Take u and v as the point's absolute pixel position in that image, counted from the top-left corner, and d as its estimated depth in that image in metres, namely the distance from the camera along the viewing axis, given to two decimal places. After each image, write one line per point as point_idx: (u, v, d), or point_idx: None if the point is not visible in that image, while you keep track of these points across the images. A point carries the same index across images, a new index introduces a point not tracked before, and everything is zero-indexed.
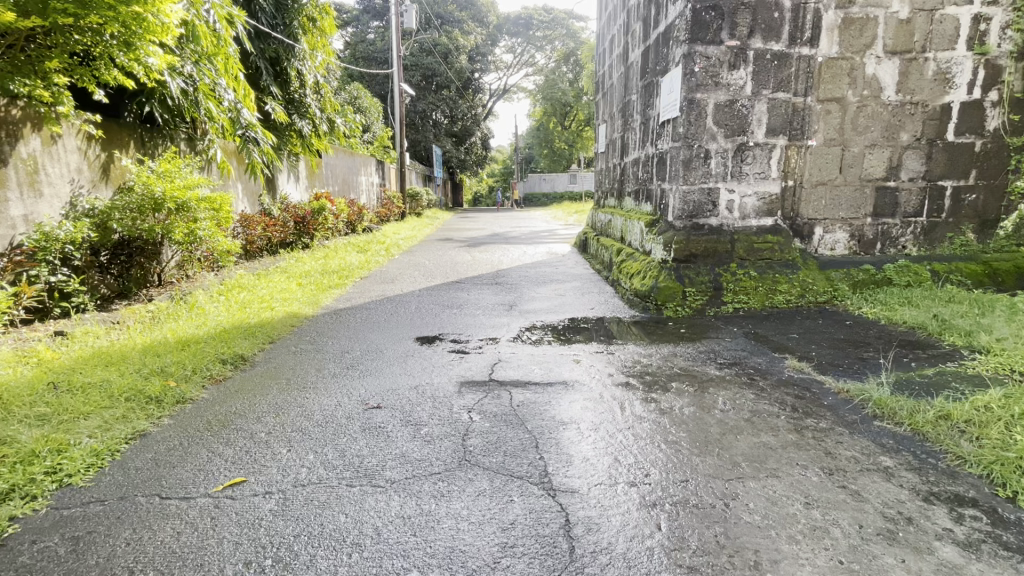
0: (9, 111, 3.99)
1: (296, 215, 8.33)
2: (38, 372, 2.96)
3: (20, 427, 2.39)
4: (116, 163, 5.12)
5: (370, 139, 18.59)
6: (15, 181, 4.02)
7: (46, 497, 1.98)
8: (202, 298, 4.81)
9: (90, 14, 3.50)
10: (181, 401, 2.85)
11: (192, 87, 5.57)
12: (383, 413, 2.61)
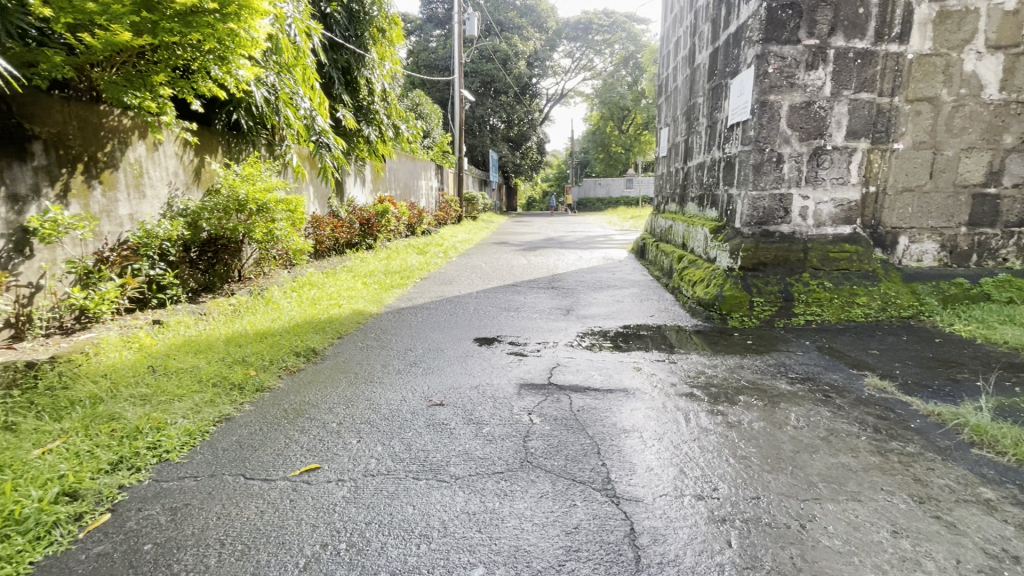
0: (120, 121, 4.43)
1: (361, 217, 8.71)
2: (140, 356, 3.28)
3: (127, 405, 2.65)
4: (206, 167, 5.57)
5: (430, 145, 19.17)
6: (123, 183, 4.47)
7: (148, 469, 2.18)
8: (277, 293, 5.13)
9: (192, 33, 3.85)
10: (261, 389, 3.06)
11: (274, 96, 5.97)
12: (446, 411, 2.69)
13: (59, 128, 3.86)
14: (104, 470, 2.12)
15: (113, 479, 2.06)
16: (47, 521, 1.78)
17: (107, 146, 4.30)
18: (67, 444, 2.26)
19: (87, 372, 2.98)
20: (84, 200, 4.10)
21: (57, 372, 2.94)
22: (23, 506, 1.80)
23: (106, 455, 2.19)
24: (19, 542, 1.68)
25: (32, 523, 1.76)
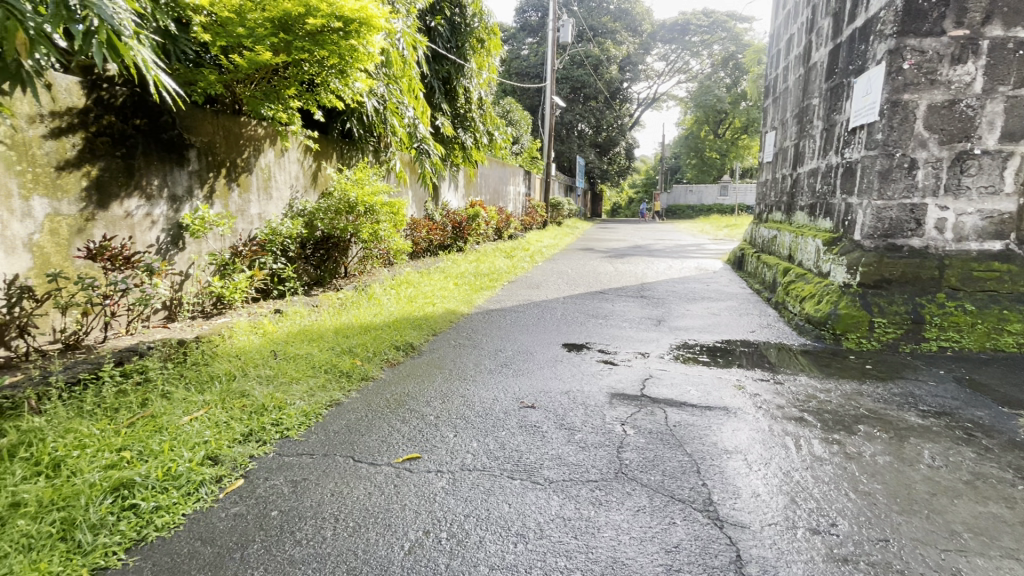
0: (256, 131, 4.99)
1: (454, 221, 9.06)
2: (265, 341, 3.66)
3: (256, 384, 2.99)
4: (322, 171, 6.11)
5: (519, 150, 19.48)
6: (255, 186, 5.02)
7: (272, 443, 2.47)
8: (378, 290, 5.48)
9: (319, 50, 4.26)
10: (366, 378, 3.30)
11: (383, 107, 6.41)
12: (537, 414, 2.71)
13: (209, 138, 4.43)
14: (238, 440, 2.44)
15: (245, 449, 2.37)
16: (195, 481, 2.12)
17: (245, 153, 4.86)
18: (209, 414, 2.62)
19: (224, 352, 3.39)
20: (225, 201, 4.66)
21: (200, 349, 3.39)
22: (178, 464, 2.17)
23: (240, 428, 2.51)
24: (175, 496, 2.03)
25: (185, 481, 2.12)
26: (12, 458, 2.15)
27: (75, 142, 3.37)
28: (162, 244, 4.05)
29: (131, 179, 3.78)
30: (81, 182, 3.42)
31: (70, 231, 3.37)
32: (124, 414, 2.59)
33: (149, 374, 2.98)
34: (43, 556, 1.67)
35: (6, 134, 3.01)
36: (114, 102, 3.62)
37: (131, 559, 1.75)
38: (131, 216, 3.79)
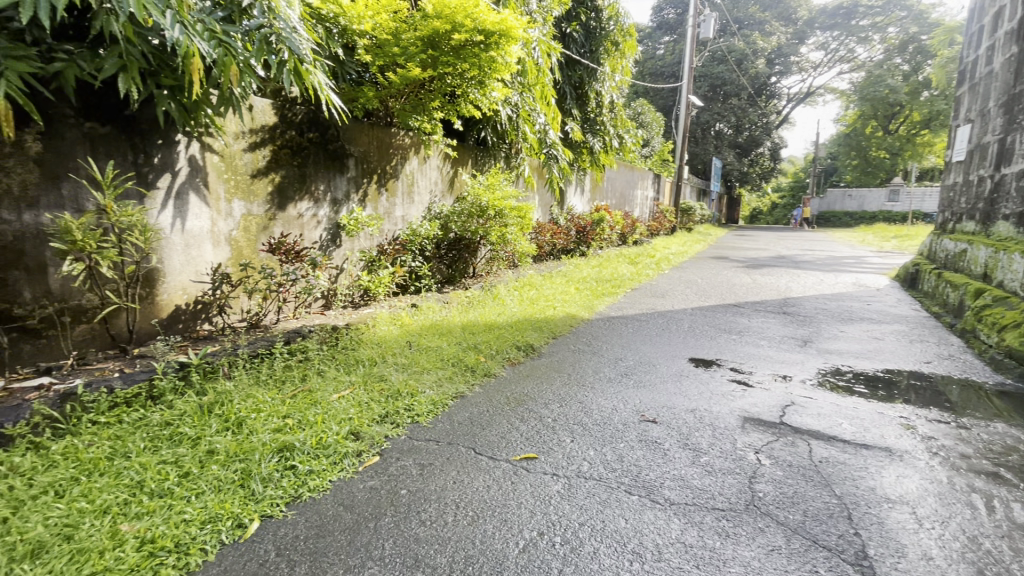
0: (404, 140, 5.50)
1: (578, 225, 9.07)
2: (402, 332, 4.02)
3: (394, 370, 3.31)
4: (458, 177, 6.52)
5: (649, 153, 18.84)
6: (401, 191, 5.54)
7: (404, 427, 2.71)
8: (503, 290, 5.69)
9: (462, 63, 4.57)
10: (488, 374, 3.45)
11: (516, 114, 6.65)
12: (659, 429, 2.59)
13: (365, 148, 4.98)
14: (376, 419, 2.73)
15: (381, 428, 2.63)
16: (340, 452, 2.41)
17: (394, 161, 5.37)
18: (354, 394, 2.96)
19: (368, 339, 3.80)
20: (375, 204, 5.21)
21: (349, 335, 3.83)
22: (328, 436, 2.49)
23: (378, 409, 2.80)
24: (324, 463, 2.33)
25: (332, 451, 2.42)
26: (211, 414, 2.67)
27: (266, 155, 4.03)
28: (324, 241, 4.66)
29: (304, 185, 4.40)
30: (267, 187, 4.08)
31: (257, 228, 4.04)
32: (289, 387, 3.04)
33: (309, 353, 3.46)
34: (228, 499, 2.06)
35: (218, 148, 3.70)
36: (295, 118, 4.24)
37: (289, 513, 2.07)
38: (302, 217, 4.42)
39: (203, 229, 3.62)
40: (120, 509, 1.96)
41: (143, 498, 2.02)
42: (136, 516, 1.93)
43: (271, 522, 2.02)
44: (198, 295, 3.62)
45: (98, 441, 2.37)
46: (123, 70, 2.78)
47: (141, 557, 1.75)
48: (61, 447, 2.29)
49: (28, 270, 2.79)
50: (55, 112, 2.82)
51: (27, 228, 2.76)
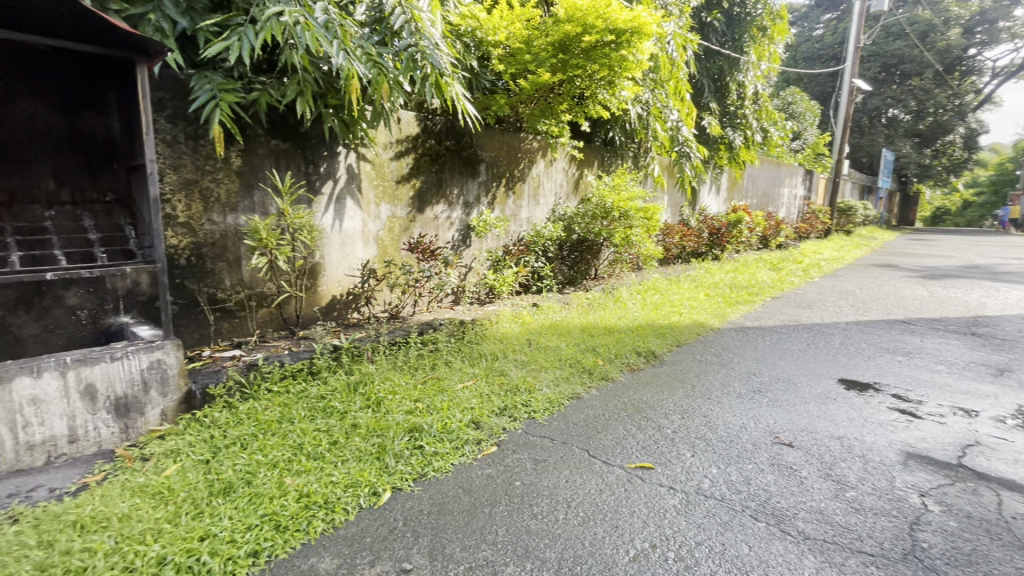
0: (533, 144, 5.66)
1: (711, 227, 8.50)
2: (523, 330, 4.16)
3: (514, 366, 3.46)
4: (584, 178, 6.52)
5: (801, 147, 16.90)
6: (528, 194, 5.71)
7: (520, 422, 2.84)
8: (625, 293, 5.57)
9: (591, 65, 4.60)
10: (605, 378, 3.43)
11: (646, 112, 6.46)
12: (795, 454, 2.35)
13: (495, 153, 5.23)
14: (496, 412, 2.89)
15: (500, 421, 2.79)
16: (462, 439, 2.60)
17: (522, 165, 5.56)
18: (477, 385, 3.17)
19: (492, 335, 4.00)
20: (503, 207, 5.44)
21: (474, 330, 4.09)
22: (451, 422, 2.70)
23: (497, 402, 2.96)
24: (447, 447, 2.53)
25: (455, 436, 2.62)
26: (356, 391, 3.04)
27: (409, 163, 4.45)
28: (456, 241, 5.00)
29: (441, 189, 4.77)
30: (409, 192, 4.50)
31: (400, 229, 4.48)
32: (420, 373, 3.34)
33: (438, 345, 3.75)
34: (367, 468, 2.34)
35: (371, 158, 4.17)
36: (435, 128, 4.61)
37: (415, 488, 2.28)
38: (438, 219, 4.79)
39: (356, 229, 4.12)
40: (285, 464, 2.33)
41: (302, 457, 2.39)
42: (296, 473, 2.28)
43: (400, 494, 2.25)
44: (350, 287, 4.14)
45: (272, 406, 2.85)
46: (300, 95, 3.29)
47: (299, 507, 2.07)
48: (246, 408, 2.80)
49: (229, 263, 3.44)
50: (250, 133, 3.43)
51: (229, 228, 3.41)
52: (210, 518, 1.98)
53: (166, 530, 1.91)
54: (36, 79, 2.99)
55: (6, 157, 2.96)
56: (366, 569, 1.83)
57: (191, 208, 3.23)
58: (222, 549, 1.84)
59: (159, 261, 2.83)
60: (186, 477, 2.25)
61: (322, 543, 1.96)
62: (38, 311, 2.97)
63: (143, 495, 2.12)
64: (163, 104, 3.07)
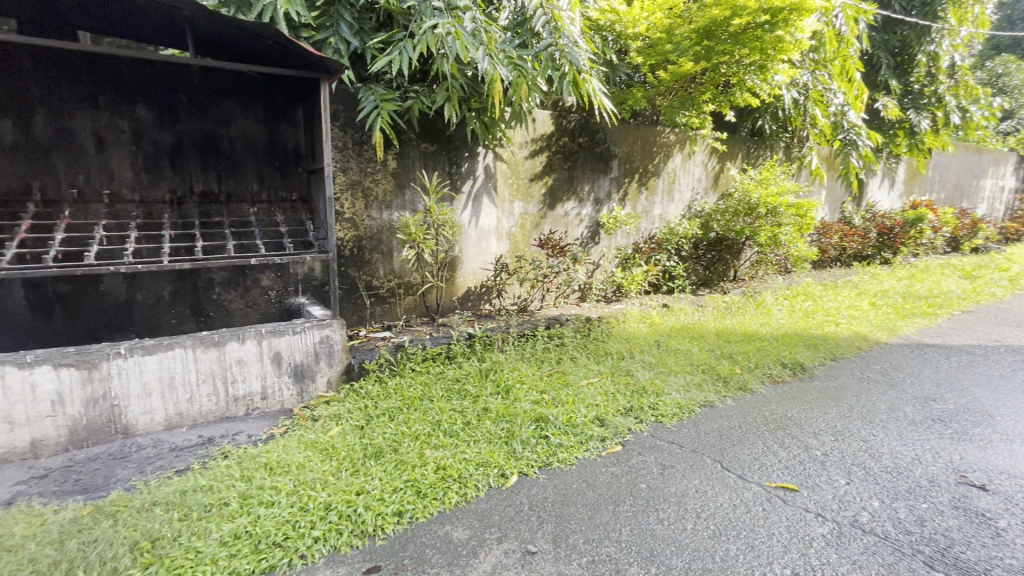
0: (669, 138, 5.42)
1: (882, 225, 7.33)
2: (651, 330, 4.05)
3: (641, 367, 3.38)
4: (725, 172, 6.07)
5: (1014, 128, 13.71)
6: (661, 189, 5.49)
7: (647, 424, 2.79)
8: (769, 298, 5.08)
9: (740, 49, 4.29)
10: (743, 388, 3.19)
11: (804, 96, 5.80)
12: (990, 499, 2.03)
13: (629, 148, 5.11)
14: (621, 411, 2.86)
15: (625, 421, 2.76)
16: (587, 434, 2.63)
17: (657, 159, 5.36)
18: (602, 383, 3.16)
19: (619, 334, 3.95)
20: (635, 203, 5.30)
21: (600, 327, 4.07)
22: (576, 416, 2.74)
23: (623, 402, 2.93)
24: (572, 440, 2.58)
25: (580, 431, 2.65)
26: (487, 377, 3.22)
27: (543, 160, 4.56)
28: (585, 238, 5.01)
29: (572, 186, 4.80)
30: (541, 189, 4.61)
31: (531, 225, 4.62)
32: (547, 366, 3.43)
33: (565, 340, 3.81)
34: (496, 450, 2.48)
35: (507, 157, 4.35)
36: (569, 126, 4.66)
37: (541, 475, 2.37)
38: (568, 215, 4.84)
39: (491, 225, 4.35)
40: (425, 438, 2.58)
41: (440, 433, 2.61)
42: (434, 447, 2.50)
43: (526, 479, 2.34)
44: (484, 279, 4.38)
45: (414, 384, 3.15)
46: (448, 100, 3.56)
47: (437, 478, 2.28)
48: (393, 384, 3.13)
49: (383, 254, 3.87)
50: (404, 137, 3.80)
51: (384, 224, 3.84)
52: (364, 477, 2.27)
53: (330, 481, 2.23)
54: (248, 99, 3.65)
55: (226, 163, 3.67)
56: (494, 545, 1.96)
57: (355, 206, 3.70)
58: (373, 505, 2.10)
59: (330, 251, 3.28)
60: (346, 438, 2.60)
61: (455, 514, 2.13)
62: (242, 290, 3.66)
63: (313, 449, 2.50)
64: (337, 115, 3.54)
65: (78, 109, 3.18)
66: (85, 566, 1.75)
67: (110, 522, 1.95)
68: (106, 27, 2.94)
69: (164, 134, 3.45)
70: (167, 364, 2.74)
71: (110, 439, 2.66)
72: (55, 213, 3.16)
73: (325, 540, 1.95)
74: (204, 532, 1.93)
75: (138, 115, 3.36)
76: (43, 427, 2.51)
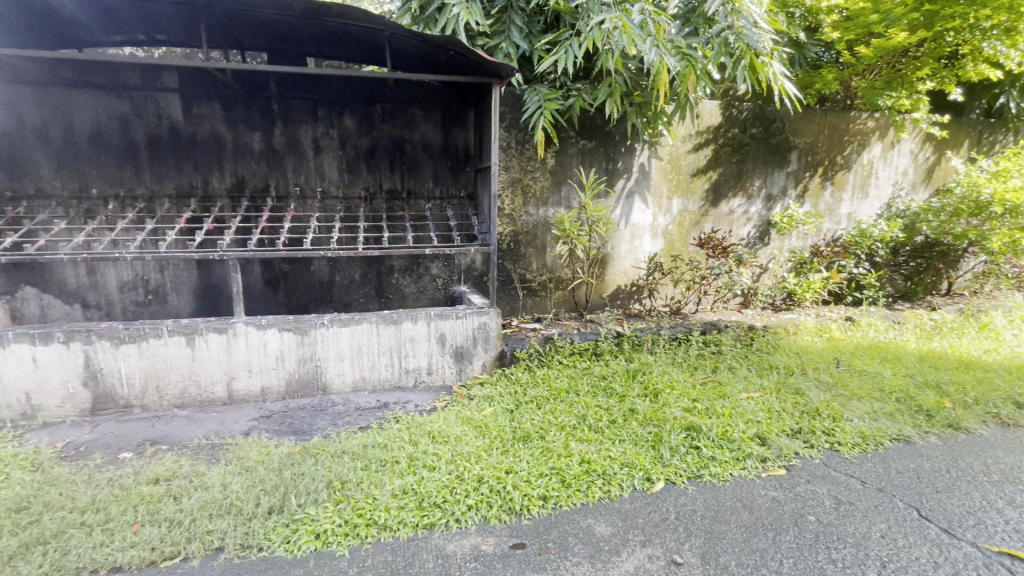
0: (866, 123, 4.65)
1: None
2: (830, 346, 3.56)
3: (813, 386, 3.00)
4: (944, 163, 5.02)
5: None
6: (851, 184, 4.74)
7: (819, 450, 2.50)
8: (999, 319, 4.09)
9: (979, 9, 3.55)
10: (954, 427, 2.68)
11: None
12: None
13: (813, 138, 4.51)
14: (787, 432, 2.59)
15: (792, 443, 2.50)
16: (744, 451, 2.44)
17: (848, 150, 4.64)
18: (765, 398, 2.88)
19: (788, 347, 3.55)
20: (816, 200, 4.67)
21: (765, 338, 3.70)
22: (733, 431, 2.54)
23: (790, 422, 2.65)
24: (727, 456, 2.41)
25: (736, 447, 2.47)
26: (635, 378, 3.16)
27: (707, 154, 4.27)
28: (752, 239, 4.58)
29: (740, 182, 4.41)
30: (704, 185, 4.32)
31: (690, 223, 4.36)
32: (700, 374, 3.23)
33: (722, 348, 3.55)
34: (642, 453, 2.43)
35: (668, 151, 4.17)
36: (740, 116, 4.28)
37: (690, 487, 2.26)
38: (733, 213, 4.46)
39: (646, 223, 4.23)
40: (571, 429, 2.63)
41: (585, 427, 2.64)
42: (580, 440, 2.54)
43: (674, 488, 2.26)
44: (635, 278, 4.29)
45: (561, 376, 3.23)
46: (610, 96, 3.55)
47: (581, 471, 2.31)
48: (542, 373, 3.26)
49: (537, 249, 4.03)
50: (564, 135, 3.89)
51: (540, 220, 3.98)
52: (513, 458, 2.41)
53: (483, 456, 2.41)
54: (430, 106, 4.09)
55: (409, 164, 4.15)
56: (638, 547, 1.94)
57: (515, 202, 3.90)
58: (521, 485, 2.21)
59: (491, 244, 3.50)
60: (497, 419, 2.78)
61: (598, 509, 2.15)
62: (415, 276, 4.13)
63: (468, 425, 2.72)
64: (503, 116, 3.76)
65: (303, 122, 3.90)
66: (296, 493, 2.16)
67: (313, 461, 2.38)
68: (327, 51, 3.54)
69: (363, 140, 4.04)
70: (356, 335, 3.22)
71: (313, 393, 3.23)
72: (284, 207, 3.92)
73: (477, 510, 2.12)
74: (380, 482, 2.24)
75: (344, 125, 3.98)
76: (269, 377, 3.15)
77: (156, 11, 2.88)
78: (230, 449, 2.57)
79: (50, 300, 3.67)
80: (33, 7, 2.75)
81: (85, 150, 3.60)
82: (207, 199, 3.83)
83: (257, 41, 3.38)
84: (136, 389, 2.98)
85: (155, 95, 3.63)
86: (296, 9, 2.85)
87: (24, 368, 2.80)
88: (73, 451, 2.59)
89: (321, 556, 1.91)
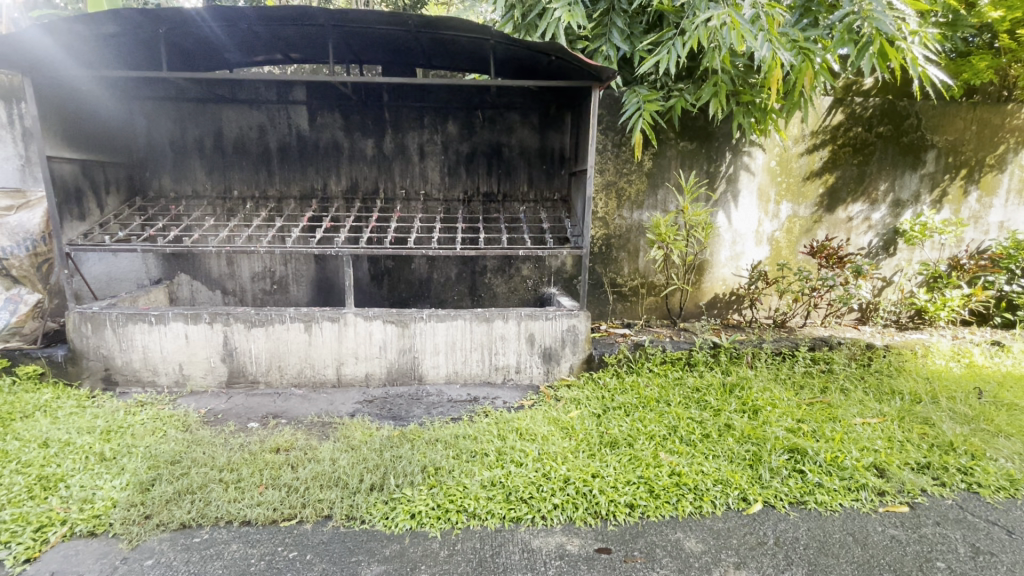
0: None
1: None
2: (969, 372, 3.14)
3: (946, 416, 2.66)
4: None
5: None
6: (1005, 187, 4.12)
7: (953, 490, 2.24)
8: None
9: None
10: None
11: None
12: None
13: (957, 135, 3.98)
14: (911, 465, 2.33)
15: (918, 478, 2.25)
16: (858, 481, 2.22)
17: (1002, 148, 4.04)
18: (884, 425, 2.60)
19: (914, 370, 3.18)
20: (959, 206, 4.11)
21: (887, 359, 3.34)
22: (846, 458, 2.32)
23: (916, 454, 2.38)
24: (837, 484, 2.22)
25: (848, 475, 2.26)
26: (732, 393, 2.99)
27: (823, 154, 3.93)
28: (874, 248, 4.14)
29: (863, 185, 4.00)
30: (819, 188, 3.98)
31: (801, 229, 4.04)
32: (807, 393, 2.98)
33: (834, 366, 3.25)
34: (738, 471, 2.30)
35: (778, 153, 3.90)
36: (865, 112, 3.88)
37: (791, 512, 2.12)
38: (852, 220, 4.06)
39: (749, 229, 3.99)
40: (661, 440, 2.55)
41: (676, 439, 2.55)
42: (670, 451, 2.46)
43: (773, 512, 2.13)
44: (735, 287, 4.07)
45: (651, 384, 3.14)
46: (715, 95, 3.40)
47: (670, 482, 2.24)
48: (631, 380, 3.19)
49: (630, 253, 3.96)
50: (663, 137, 3.79)
51: (634, 223, 3.91)
52: (599, 462, 2.39)
53: (569, 457, 2.42)
54: (528, 110, 4.18)
55: (505, 168, 4.28)
56: (731, 568, 1.87)
57: (609, 205, 3.87)
58: (607, 490, 2.20)
59: (584, 246, 3.49)
60: (584, 422, 2.78)
61: (688, 523, 2.09)
62: (507, 276, 4.24)
63: (555, 425, 2.75)
64: (601, 119, 3.74)
65: (410, 129, 4.17)
66: (393, 473, 2.32)
67: (410, 446, 2.53)
68: (434, 61, 3.76)
69: (464, 145, 4.23)
70: (451, 331, 3.38)
71: (411, 382, 3.45)
72: (390, 208, 4.22)
73: (563, 509, 2.14)
74: (470, 472, 2.34)
75: (447, 130, 4.20)
76: (372, 365, 3.42)
77: (292, 34, 3.25)
78: (337, 427, 2.83)
79: (199, 286, 4.26)
80: (198, 36, 3.23)
81: (230, 156, 4.14)
82: (325, 201, 4.23)
83: (374, 54, 3.68)
84: (262, 367, 3.38)
85: (287, 107, 4.08)
86: (409, 24, 3.05)
87: (178, 343, 3.29)
88: (213, 416, 3.00)
89: (416, 535, 2.05)
